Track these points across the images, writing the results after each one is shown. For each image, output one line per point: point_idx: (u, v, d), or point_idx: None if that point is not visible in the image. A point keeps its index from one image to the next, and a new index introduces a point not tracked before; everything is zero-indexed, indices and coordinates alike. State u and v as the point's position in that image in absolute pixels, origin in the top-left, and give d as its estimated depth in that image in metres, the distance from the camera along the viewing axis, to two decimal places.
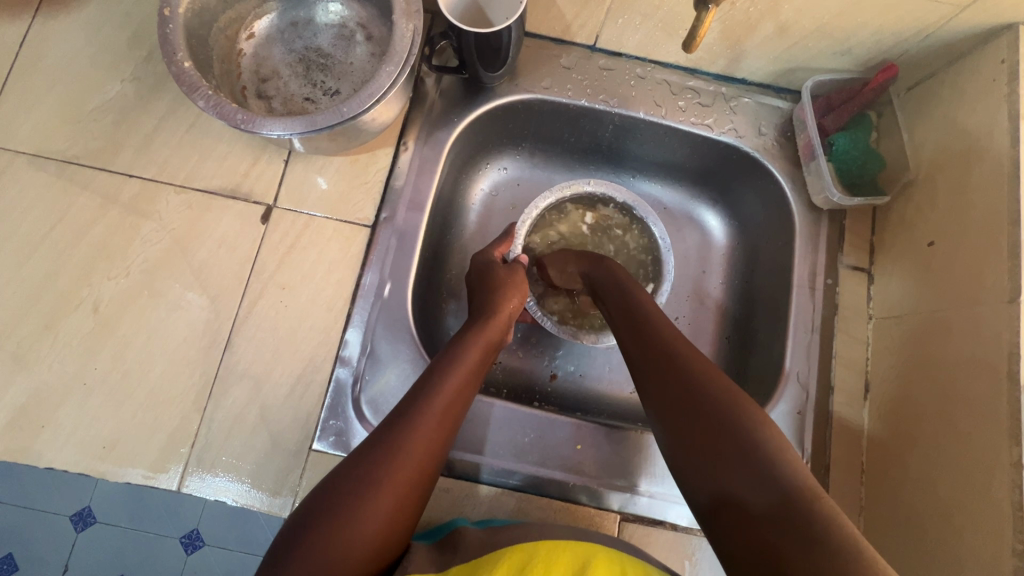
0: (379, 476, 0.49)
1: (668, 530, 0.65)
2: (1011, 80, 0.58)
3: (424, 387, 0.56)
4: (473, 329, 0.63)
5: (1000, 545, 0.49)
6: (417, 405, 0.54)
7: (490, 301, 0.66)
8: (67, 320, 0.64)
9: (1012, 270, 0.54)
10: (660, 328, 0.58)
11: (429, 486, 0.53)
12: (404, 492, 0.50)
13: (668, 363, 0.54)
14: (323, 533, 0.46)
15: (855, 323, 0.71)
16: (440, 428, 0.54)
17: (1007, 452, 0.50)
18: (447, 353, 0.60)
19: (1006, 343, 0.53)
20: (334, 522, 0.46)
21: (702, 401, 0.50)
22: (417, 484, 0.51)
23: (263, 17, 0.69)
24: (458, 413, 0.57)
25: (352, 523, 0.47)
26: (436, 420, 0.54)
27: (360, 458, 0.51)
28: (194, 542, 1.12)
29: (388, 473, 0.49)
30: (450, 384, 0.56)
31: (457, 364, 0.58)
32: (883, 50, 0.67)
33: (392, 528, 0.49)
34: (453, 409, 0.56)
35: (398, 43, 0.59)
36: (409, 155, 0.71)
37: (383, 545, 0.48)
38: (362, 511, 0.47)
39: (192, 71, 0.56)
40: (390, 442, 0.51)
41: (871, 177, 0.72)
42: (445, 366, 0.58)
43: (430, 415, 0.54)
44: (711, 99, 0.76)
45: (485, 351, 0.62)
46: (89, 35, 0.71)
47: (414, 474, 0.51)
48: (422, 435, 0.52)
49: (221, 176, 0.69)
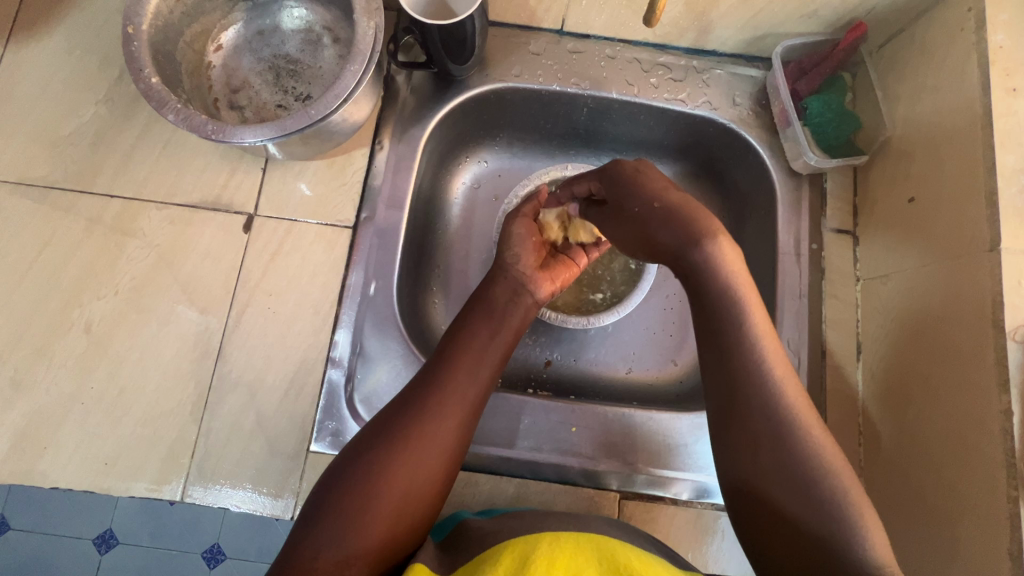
0: (402, 438, 0.50)
1: (668, 505, 0.65)
2: (978, 27, 0.57)
3: (443, 353, 0.56)
4: (485, 290, 0.62)
5: (994, 494, 0.49)
6: (435, 379, 0.53)
7: (499, 262, 0.65)
8: (60, 341, 0.65)
9: (992, 217, 0.53)
10: (760, 355, 0.49)
11: (453, 464, 0.52)
12: (431, 458, 0.50)
13: (759, 400, 0.48)
14: (345, 501, 0.47)
15: (842, 286, 0.71)
16: (470, 388, 0.54)
17: (997, 400, 0.50)
18: (463, 318, 0.59)
19: (989, 291, 0.52)
20: (357, 489, 0.47)
21: (790, 446, 0.47)
22: (441, 461, 0.51)
23: (228, 28, 0.70)
24: (488, 374, 0.56)
25: (373, 495, 0.47)
26: (460, 380, 0.54)
27: (383, 425, 0.51)
28: (215, 556, 1.12)
29: (410, 437, 0.50)
30: (467, 357, 0.55)
31: (475, 328, 0.58)
32: (849, 9, 0.66)
33: (421, 495, 0.49)
34: (480, 368, 0.55)
35: (361, 41, 0.59)
36: (385, 153, 0.71)
37: (401, 521, 0.48)
38: (385, 474, 0.48)
39: (159, 86, 0.57)
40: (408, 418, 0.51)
41: (848, 138, 0.72)
42: (464, 340, 0.57)
43: (454, 377, 0.54)
44: (683, 73, 0.75)
45: (504, 310, 0.60)
46: (62, 60, 0.71)
47: (436, 450, 0.50)
48: (445, 397, 0.52)
49: (200, 189, 0.69)
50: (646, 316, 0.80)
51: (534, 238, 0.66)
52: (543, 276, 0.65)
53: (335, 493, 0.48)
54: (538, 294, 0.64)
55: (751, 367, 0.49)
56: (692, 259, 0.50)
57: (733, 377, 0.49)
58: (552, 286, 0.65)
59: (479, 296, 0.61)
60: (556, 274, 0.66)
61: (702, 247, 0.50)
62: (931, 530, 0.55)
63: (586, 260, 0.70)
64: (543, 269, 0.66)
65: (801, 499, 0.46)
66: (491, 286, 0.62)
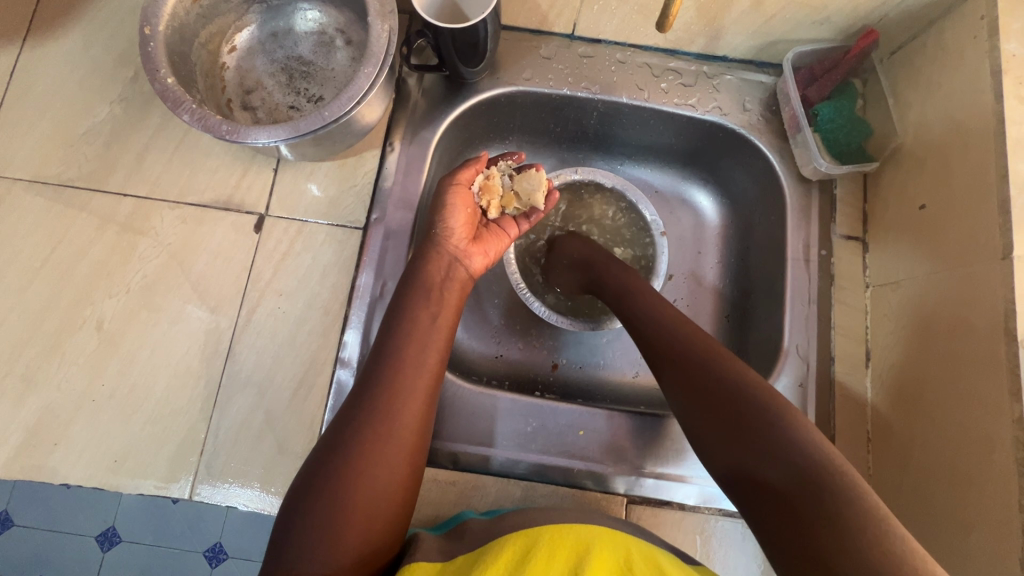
0: (358, 437, 0.49)
1: (675, 510, 0.65)
2: (991, 35, 0.58)
3: (386, 344, 0.55)
4: (417, 271, 0.59)
5: (1006, 503, 0.49)
6: (386, 373, 0.53)
7: (432, 235, 0.62)
8: (72, 339, 0.65)
9: (1004, 226, 0.53)
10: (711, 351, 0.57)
11: (422, 455, 0.53)
12: (394, 454, 0.50)
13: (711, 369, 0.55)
14: (321, 512, 0.47)
15: (852, 293, 0.70)
16: (418, 378, 0.53)
17: (1008, 409, 0.50)
18: (402, 302, 0.58)
19: (1002, 300, 0.52)
20: (328, 495, 0.47)
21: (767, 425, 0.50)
22: (403, 455, 0.50)
23: (243, 30, 0.70)
24: (435, 359, 0.56)
25: (344, 498, 0.47)
26: (409, 372, 0.53)
27: (341, 427, 0.51)
28: (217, 555, 1.13)
29: (365, 439, 0.49)
30: (413, 345, 0.55)
31: (415, 313, 0.57)
32: (861, 17, 0.67)
33: (389, 498, 0.49)
34: (424, 354, 0.55)
35: (374, 45, 0.60)
36: (396, 155, 0.72)
37: (374, 520, 0.48)
38: (355, 479, 0.48)
39: (175, 87, 0.58)
40: (362, 416, 0.50)
41: (858, 145, 0.71)
42: (399, 327, 0.56)
43: (401, 369, 0.53)
44: (694, 79, 0.76)
45: (440, 289, 0.59)
46: (77, 60, 0.72)
47: (394, 446, 0.50)
48: (394, 392, 0.52)
49: (213, 188, 0.70)
50: None
51: (468, 210, 0.64)
52: (473, 247, 0.64)
53: (306, 506, 0.47)
54: (470, 265, 0.63)
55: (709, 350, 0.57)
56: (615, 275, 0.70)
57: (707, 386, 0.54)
58: (486, 257, 0.66)
59: (412, 279, 0.59)
60: (487, 243, 0.66)
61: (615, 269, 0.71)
62: (942, 538, 0.55)
63: (514, 231, 0.70)
64: (474, 240, 0.65)
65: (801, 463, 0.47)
66: (424, 265, 0.60)
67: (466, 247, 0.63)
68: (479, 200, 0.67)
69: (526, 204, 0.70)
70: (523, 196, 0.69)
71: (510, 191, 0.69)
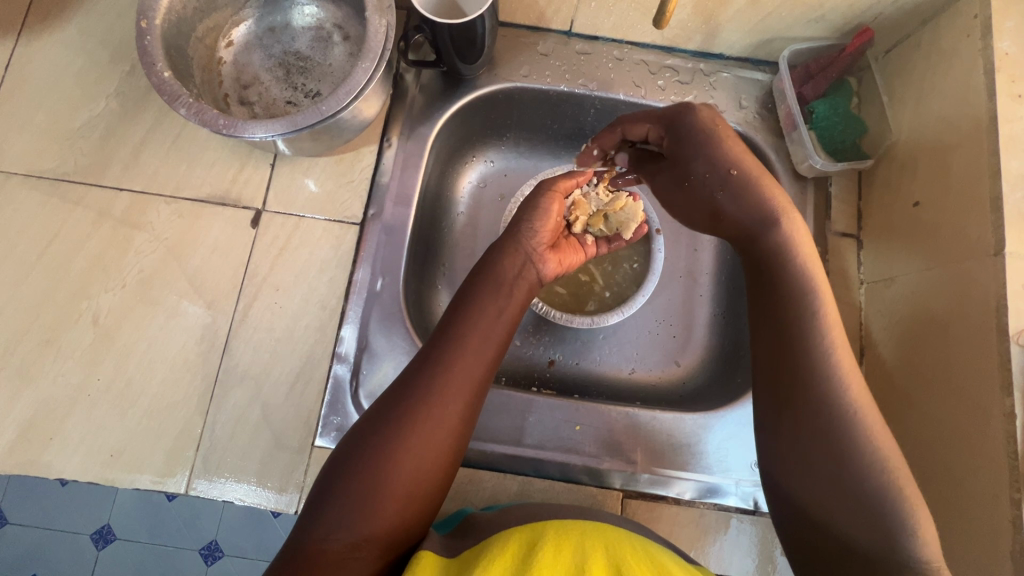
0: (410, 413, 0.49)
1: (671, 505, 0.66)
2: (984, 34, 0.58)
3: (448, 326, 0.55)
4: (495, 261, 0.60)
5: (998, 498, 0.50)
6: (441, 355, 0.53)
7: (514, 232, 0.63)
8: (68, 333, 0.65)
9: (996, 222, 0.54)
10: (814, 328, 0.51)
11: (464, 444, 0.52)
12: (440, 436, 0.50)
13: (811, 373, 0.50)
14: (359, 485, 0.47)
15: (846, 289, 0.71)
16: (475, 365, 0.53)
17: (1001, 405, 0.51)
18: (471, 292, 0.57)
19: (994, 296, 0.53)
20: (369, 470, 0.47)
21: (847, 430, 0.47)
22: (448, 441, 0.50)
23: (240, 24, 0.70)
24: (493, 353, 0.55)
25: (389, 472, 0.47)
26: (465, 360, 0.53)
27: (389, 403, 0.51)
28: (213, 553, 1.12)
29: (416, 417, 0.49)
30: (474, 332, 0.54)
31: (483, 303, 0.56)
32: (855, 15, 0.67)
33: (429, 477, 0.49)
34: (486, 344, 0.54)
35: (372, 39, 0.60)
36: (393, 151, 0.72)
37: (411, 498, 0.48)
38: (400, 453, 0.48)
39: (172, 81, 0.57)
40: (416, 394, 0.50)
41: (853, 143, 0.72)
42: (465, 315, 0.55)
43: (458, 355, 0.53)
44: (690, 76, 0.76)
45: (512, 286, 0.59)
46: (73, 54, 0.72)
47: (444, 429, 0.50)
48: (450, 376, 0.51)
49: (210, 183, 0.70)
50: (650, 315, 0.81)
51: (556, 218, 0.65)
52: (549, 254, 0.64)
53: (345, 474, 0.47)
54: (543, 270, 0.63)
55: (810, 345, 0.51)
56: (770, 239, 0.56)
57: (796, 368, 0.50)
58: (559, 266, 0.65)
59: (487, 268, 0.59)
60: (563, 254, 0.66)
61: (779, 227, 0.56)
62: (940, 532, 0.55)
63: (592, 249, 0.71)
64: (553, 248, 0.65)
65: (866, 484, 0.46)
66: (499, 259, 0.60)
67: (545, 252, 0.63)
68: (569, 212, 0.70)
69: (613, 228, 0.72)
70: (614, 221, 0.71)
71: (601, 212, 0.71)
